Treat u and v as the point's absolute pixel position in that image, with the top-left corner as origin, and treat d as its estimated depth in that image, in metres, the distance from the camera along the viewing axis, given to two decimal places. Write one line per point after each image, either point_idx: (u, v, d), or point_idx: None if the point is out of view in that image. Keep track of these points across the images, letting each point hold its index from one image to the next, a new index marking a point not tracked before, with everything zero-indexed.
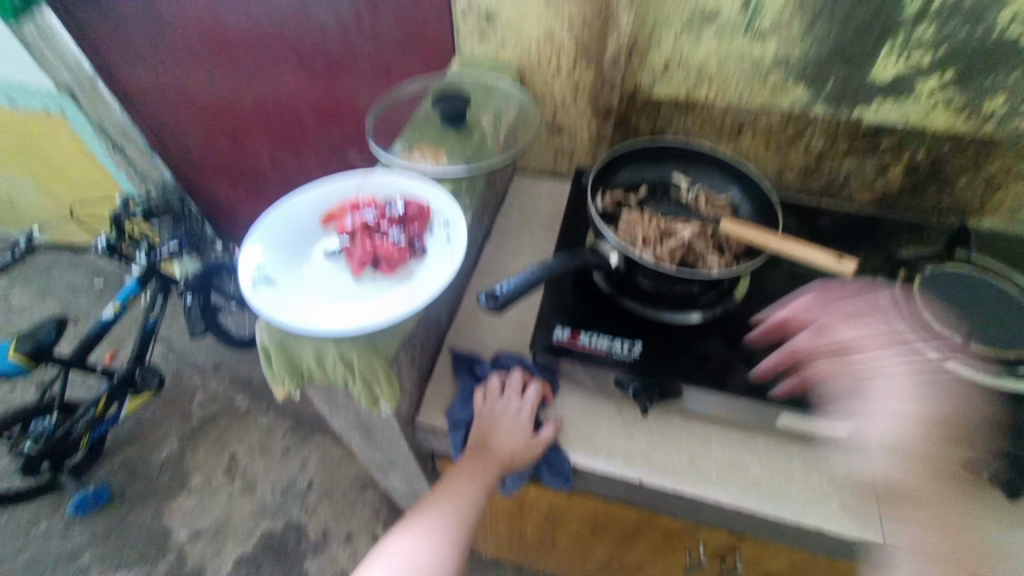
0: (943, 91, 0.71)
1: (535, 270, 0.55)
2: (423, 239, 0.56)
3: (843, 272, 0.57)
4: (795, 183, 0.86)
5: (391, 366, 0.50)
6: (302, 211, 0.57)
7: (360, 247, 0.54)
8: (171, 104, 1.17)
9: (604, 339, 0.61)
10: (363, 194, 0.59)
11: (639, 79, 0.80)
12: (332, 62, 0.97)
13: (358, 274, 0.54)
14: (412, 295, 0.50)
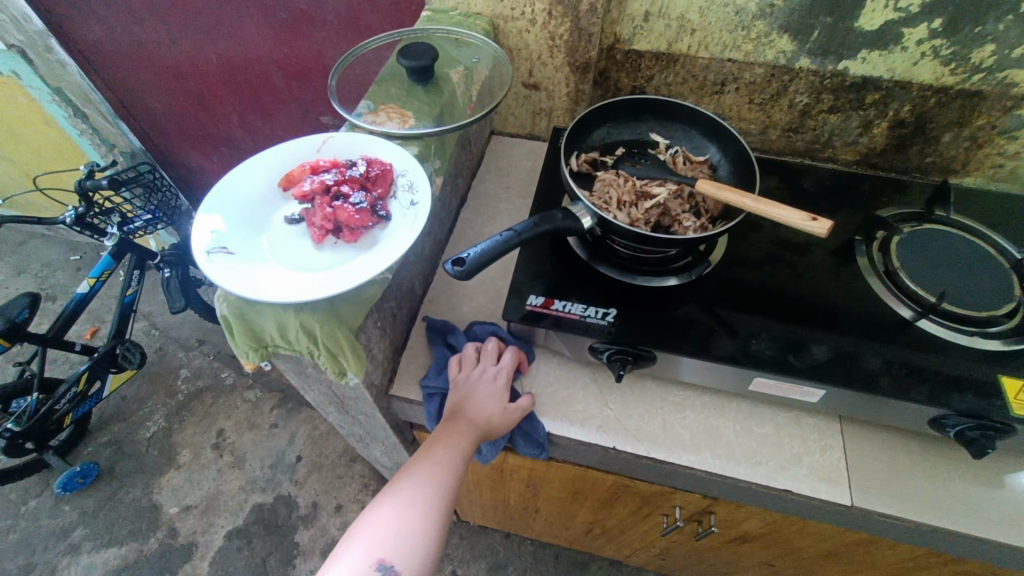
0: (932, 40, 0.68)
1: (503, 236, 0.51)
2: (387, 204, 0.50)
3: (817, 234, 0.52)
4: (779, 140, 0.85)
5: (357, 337, 0.47)
6: (260, 175, 0.51)
7: (320, 212, 0.48)
8: (129, 67, 1.11)
9: (578, 306, 0.60)
10: (324, 155, 0.52)
11: (618, 30, 0.76)
12: (296, 18, 0.91)
13: (318, 243, 0.48)
14: (375, 263, 0.45)
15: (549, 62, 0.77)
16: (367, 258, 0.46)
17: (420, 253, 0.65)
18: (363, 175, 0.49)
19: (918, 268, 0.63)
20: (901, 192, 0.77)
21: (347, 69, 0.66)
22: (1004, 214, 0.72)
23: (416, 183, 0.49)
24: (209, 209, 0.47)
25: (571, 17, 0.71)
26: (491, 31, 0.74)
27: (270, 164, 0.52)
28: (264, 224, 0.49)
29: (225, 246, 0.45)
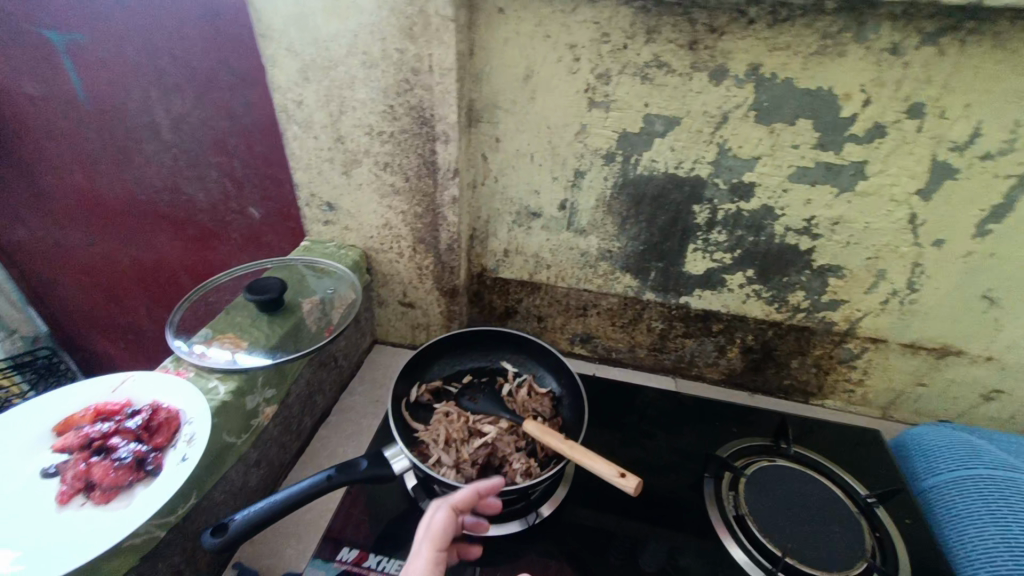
0: (751, 285, 0.76)
1: (277, 496, 0.52)
2: (161, 456, 0.52)
3: (628, 491, 0.53)
4: (649, 358, 0.89)
5: None
6: (40, 437, 0.53)
7: (82, 471, 0.50)
8: (51, 261, 1.19)
9: (393, 564, 0.58)
10: (113, 405, 0.56)
11: (483, 262, 0.84)
12: (204, 232, 1.00)
13: (61, 505, 0.47)
14: (107, 530, 0.45)
15: (420, 286, 0.83)
16: (112, 522, 0.46)
17: (240, 487, 0.61)
18: (139, 430, 0.53)
19: (764, 513, 0.63)
20: (747, 421, 0.80)
21: (208, 298, 0.72)
22: (846, 449, 0.75)
23: (196, 435, 0.53)
24: None
25: (432, 253, 0.78)
26: (363, 260, 0.81)
27: (38, 422, 0.55)
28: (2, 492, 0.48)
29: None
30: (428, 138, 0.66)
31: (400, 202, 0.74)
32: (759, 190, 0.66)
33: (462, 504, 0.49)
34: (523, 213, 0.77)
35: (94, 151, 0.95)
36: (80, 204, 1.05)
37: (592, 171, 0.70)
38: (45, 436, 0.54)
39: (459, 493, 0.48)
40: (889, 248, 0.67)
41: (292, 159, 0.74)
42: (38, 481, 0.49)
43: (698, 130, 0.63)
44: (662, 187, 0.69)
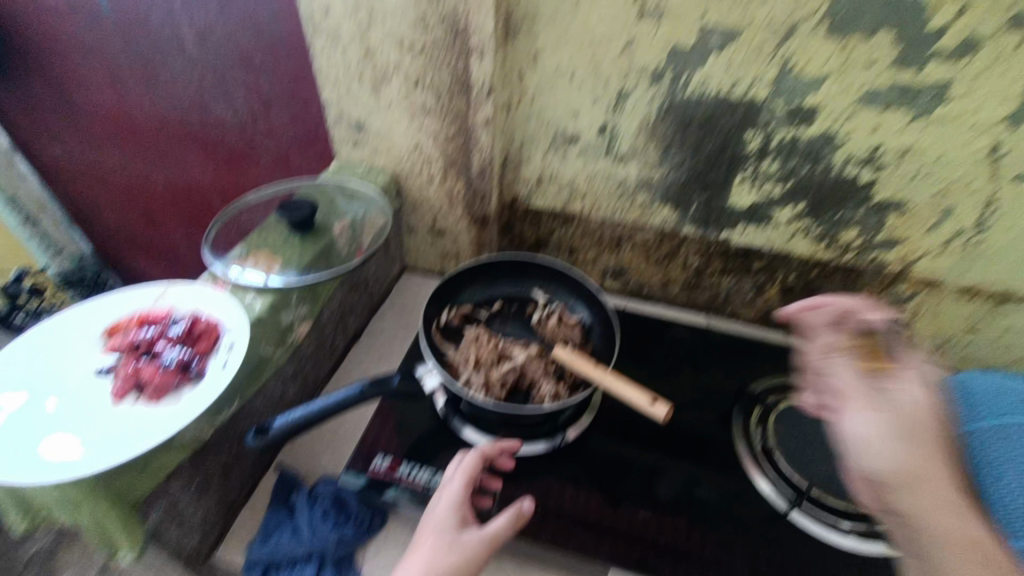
0: (800, 221, 0.71)
1: (319, 404, 0.54)
2: (205, 362, 0.55)
3: (656, 418, 0.56)
4: (681, 295, 0.87)
5: (140, 510, 0.48)
6: (91, 345, 0.56)
7: (131, 372, 0.53)
8: (90, 180, 1.21)
9: (425, 472, 0.61)
10: (156, 312, 0.59)
11: (516, 189, 0.81)
12: (234, 154, 0.99)
13: (116, 401, 0.51)
14: (161, 431, 0.48)
15: (450, 213, 0.81)
16: (164, 421, 0.49)
17: (279, 398, 0.64)
18: (182, 336, 0.55)
19: (791, 449, 0.64)
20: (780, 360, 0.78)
21: (241, 218, 0.72)
22: None
23: (236, 344, 0.55)
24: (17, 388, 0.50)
25: (463, 179, 0.76)
26: (393, 184, 0.79)
27: (87, 325, 0.57)
28: (63, 387, 0.51)
29: (2, 422, 0.46)
30: (461, 51, 0.61)
31: (431, 122, 0.70)
32: (822, 115, 0.60)
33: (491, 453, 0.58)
34: (559, 137, 0.72)
35: (120, 67, 0.93)
36: (112, 123, 1.05)
37: (637, 92, 0.64)
38: (96, 341, 0.56)
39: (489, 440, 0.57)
40: (961, 183, 0.61)
41: (320, 74, 0.70)
42: (94, 379, 0.52)
43: (760, 44, 0.57)
44: (713, 110, 0.63)
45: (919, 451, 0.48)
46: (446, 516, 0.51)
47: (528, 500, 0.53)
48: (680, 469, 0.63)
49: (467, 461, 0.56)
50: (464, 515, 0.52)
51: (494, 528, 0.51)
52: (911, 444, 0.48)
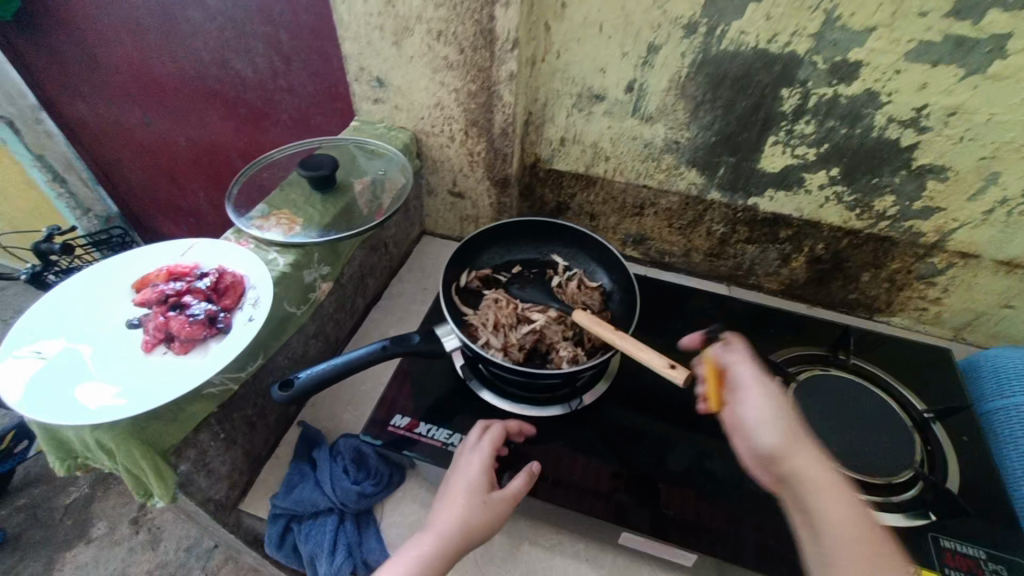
0: (834, 187, 0.68)
1: (339, 360, 0.54)
2: (231, 316, 0.55)
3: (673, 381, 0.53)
4: (703, 264, 0.85)
5: (171, 458, 0.50)
6: (122, 297, 0.57)
7: (158, 324, 0.53)
8: (113, 139, 1.22)
9: (443, 432, 0.62)
10: (183, 266, 0.59)
11: (538, 151, 0.79)
12: (254, 112, 0.98)
13: (148, 351, 0.52)
14: (191, 379, 0.48)
15: (470, 175, 0.80)
16: (192, 370, 0.50)
17: (301, 355, 0.65)
18: (209, 289, 0.56)
19: (813, 420, 0.62)
20: (804, 330, 0.77)
21: (263, 175, 0.72)
22: (905, 363, 0.72)
23: (261, 300, 0.56)
24: (53, 335, 0.51)
25: (485, 138, 0.74)
26: (413, 144, 0.78)
27: (118, 279, 0.58)
28: (97, 337, 0.52)
29: (40, 366, 0.47)
30: (487, 1, 0.59)
31: (454, 77, 0.68)
32: (865, 71, 0.57)
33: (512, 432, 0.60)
34: (585, 95, 0.70)
35: (140, 20, 0.92)
36: (133, 79, 1.04)
37: (668, 46, 0.61)
38: (127, 293, 0.57)
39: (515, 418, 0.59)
40: (1011, 146, 0.58)
41: (341, 26, 0.69)
42: (126, 331, 0.53)
43: None
44: (748, 66, 0.60)
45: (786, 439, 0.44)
46: (477, 476, 0.52)
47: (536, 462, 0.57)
48: (698, 437, 0.63)
49: (493, 431, 0.57)
50: (491, 477, 0.53)
51: (517, 488, 0.53)
52: (781, 402, 0.46)
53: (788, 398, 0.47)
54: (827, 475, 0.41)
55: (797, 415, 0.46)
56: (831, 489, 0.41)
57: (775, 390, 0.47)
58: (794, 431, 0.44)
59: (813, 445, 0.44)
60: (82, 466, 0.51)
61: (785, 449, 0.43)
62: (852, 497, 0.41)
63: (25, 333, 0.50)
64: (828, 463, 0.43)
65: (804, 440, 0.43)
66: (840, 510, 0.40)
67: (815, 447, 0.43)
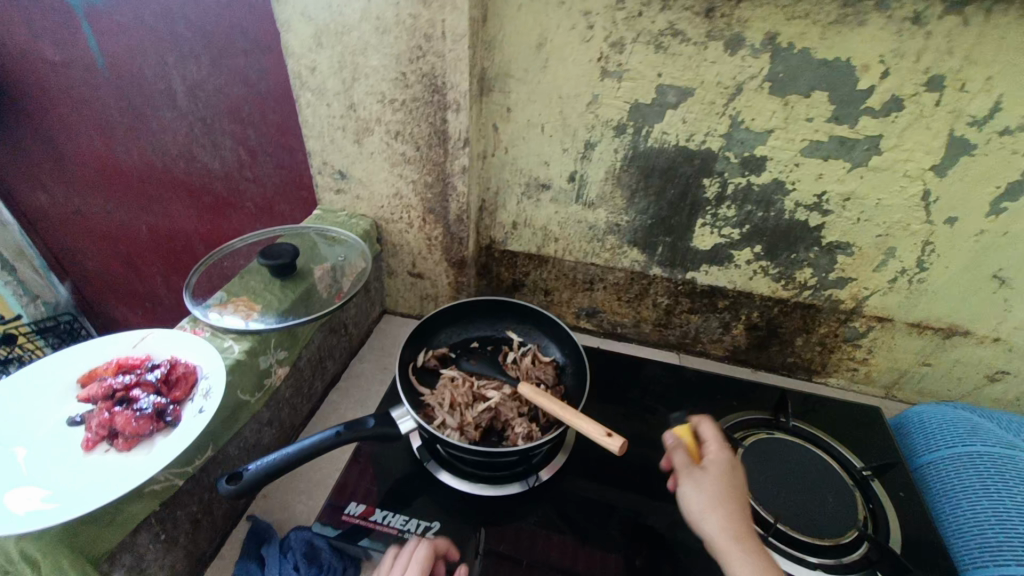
0: (759, 261, 0.76)
1: (289, 450, 0.54)
2: (180, 409, 0.55)
3: (611, 450, 0.54)
4: (653, 334, 0.90)
5: (106, 566, 0.47)
6: (65, 393, 0.56)
7: (101, 423, 0.52)
8: (71, 226, 1.22)
9: (399, 518, 0.61)
10: (134, 358, 0.59)
11: (493, 234, 0.85)
12: (218, 199, 1.01)
13: (88, 451, 0.51)
14: (127, 479, 0.47)
15: (429, 258, 0.84)
16: (132, 469, 0.48)
17: (254, 444, 0.64)
18: (159, 382, 0.55)
19: (761, 484, 0.65)
20: (749, 394, 0.81)
21: (223, 264, 0.74)
22: (842, 423, 0.77)
23: (212, 390, 0.55)
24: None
25: (441, 224, 0.79)
26: (373, 230, 0.82)
27: (62, 372, 0.57)
28: (34, 437, 0.51)
29: None
30: (439, 107, 0.66)
31: (411, 170, 0.74)
32: (770, 165, 0.66)
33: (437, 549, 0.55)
34: (532, 184, 0.77)
35: (111, 116, 0.96)
36: (98, 170, 1.07)
37: (603, 143, 0.69)
38: (72, 386, 0.56)
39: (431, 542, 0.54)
40: (899, 225, 0.67)
41: (306, 126, 0.74)
42: (66, 429, 0.52)
43: (711, 102, 0.63)
44: (672, 160, 0.69)
45: (704, 502, 0.50)
46: None
47: (463, 565, 0.55)
48: (655, 508, 0.64)
49: (420, 554, 0.53)
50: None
51: None
52: (703, 484, 0.52)
53: (713, 477, 0.52)
54: (732, 543, 0.48)
55: (728, 491, 0.51)
56: (736, 556, 0.47)
57: (697, 473, 0.53)
58: (712, 507, 0.50)
59: (733, 520, 0.49)
60: None
61: (704, 528, 0.49)
62: (762, 556, 0.47)
63: None
64: (739, 532, 0.48)
65: (715, 514, 0.49)
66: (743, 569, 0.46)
67: (728, 518, 0.49)
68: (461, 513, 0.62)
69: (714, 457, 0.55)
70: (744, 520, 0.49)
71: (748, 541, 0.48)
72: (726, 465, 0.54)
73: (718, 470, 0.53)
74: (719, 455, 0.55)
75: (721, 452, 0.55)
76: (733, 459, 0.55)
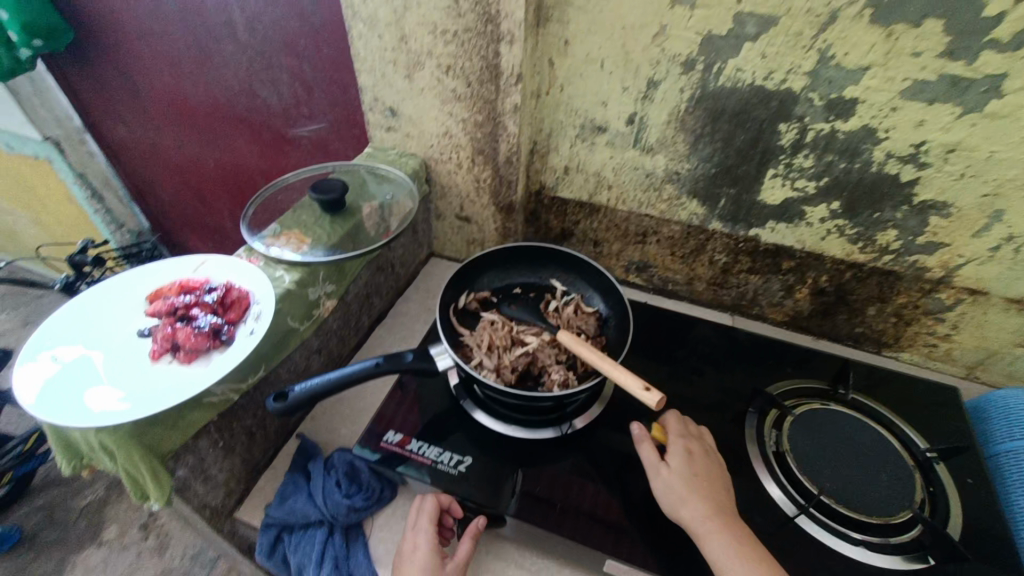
0: (835, 220, 0.68)
1: (332, 377, 0.56)
2: (234, 329, 0.58)
3: (648, 404, 0.53)
4: (706, 293, 0.85)
5: (171, 463, 0.52)
6: (135, 309, 0.60)
7: (164, 336, 0.56)
8: (148, 158, 1.30)
9: (433, 450, 0.63)
10: (194, 280, 0.63)
11: (543, 179, 0.81)
12: (277, 136, 1.03)
13: (154, 360, 0.55)
14: (186, 389, 0.51)
15: (477, 201, 0.83)
16: (192, 380, 0.52)
17: (303, 369, 0.68)
18: (216, 303, 0.59)
19: (809, 454, 0.61)
20: (808, 362, 0.76)
21: (278, 197, 0.76)
22: (911, 402, 0.70)
23: (263, 315, 0.58)
24: (73, 342, 0.55)
25: (490, 166, 0.77)
26: (422, 170, 0.81)
27: (134, 290, 0.62)
28: (110, 344, 0.56)
29: (57, 371, 0.51)
30: (491, 39, 0.62)
31: (461, 108, 0.71)
32: (861, 109, 0.58)
33: (444, 501, 0.59)
34: (588, 127, 0.72)
35: (177, 50, 0.98)
36: (169, 105, 1.11)
37: (668, 81, 0.63)
38: (141, 302, 0.61)
39: (438, 495, 0.59)
40: (1012, 184, 0.58)
41: (357, 60, 0.73)
42: (137, 340, 0.57)
43: (797, 33, 0.55)
44: (745, 102, 0.62)
45: (677, 489, 0.55)
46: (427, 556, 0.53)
47: (481, 516, 0.59)
48: None
49: (426, 511, 0.57)
50: (440, 550, 0.55)
51: (464, 550, 0.55)
52: (671, 474, 0.56)
53: (679, 470, 0.56)
54: (704, 528, 0.52)
55: (693, 475, 0.56)
56: (710, 536, 0.51)
57: (664, 472, 0.57)
58: (682, 495, 0.54)
59: (703, 501, 0.54)
60: (89, 466, 0.54)
61: (681, 514, 0.53)
62: (735, 532, 0.52)
63: (47, 338, 0.54)
64: (709, 515, 0.53)
65: (686, 504, 0.53)
66: (717, 546, 0.51)
67: (700, 501, 0.54)
68: (491, 453, 0.63)
69: (675, 445, 0.59)
70: (715, 500, 0.54)
71: (719, 525, 0.52)
72: (685, 454, 0.58)
73: (682, 458, 0.57)
74: (678, 447, 0.59)
75: (678, 443, 0.59)
76: (692, 446, 0.60)
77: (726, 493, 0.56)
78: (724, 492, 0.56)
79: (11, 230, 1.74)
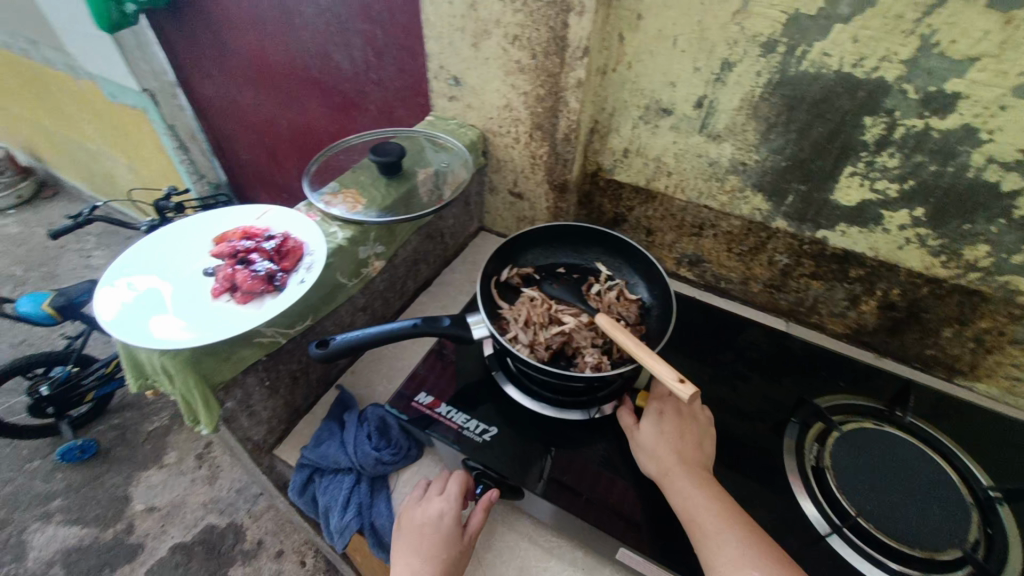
0: (917, 228, 0.62)
1: (372, 331, 0.58)
2: (287, 276, 0.61)
3: (681, 397, 0.50)
4: (761, 294, 0.81)
5: (220, 394, 0.56)
6: (203, 248, 0.64)
7: (226, 276, 0.60)
8: (230, 115, 1.38)
9: (461, 416, 0.64)
10: (256, 228, 0.67)
11: (600, 160, 0.80)
12: (347, 100, 1.06)
13: (215, 297, 0.58)
14: (239, 326, 0.54)
15: (531, 177, 0.82)
16: (245, 318, 0.56)
17: (348, 324, 0.71)
18: (273, 251, 0.62)
19: (851, 474, 0.58)
20: (865, 380, 0.70)
21: (340, 158, 0.79)
22: (981, 437, 0.64)
23: (314, 265, 0.61)
24: (147, 273, 0.59)
25: (548, 142, 0.76)
26: (480, 142, 0.81)
27: (203, 232, 0.67)
28: (178, 278, 0.60)
29: (132, 297, 0.56)
30: (561, 9, 0.61)
31: (524, 81, 0.71)
32: (963, 105, 0.52)
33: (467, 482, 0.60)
34: (653, 108, 0.70)
35: (262, 11, 1.03)
36: (251, 65, 1.17)
37: (744, 63, 0.60)
38: (208, 243, 0.65)
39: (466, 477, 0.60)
40: None
41: (427, 26, 0.73)
42: (201, 277, 0.61)
43: (897, 16, 0.50)
44: (829, 90, 0.57)
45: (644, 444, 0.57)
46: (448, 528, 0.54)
47: (495, 489, 0.59)
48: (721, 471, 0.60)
49: (455, 487, 0.59)
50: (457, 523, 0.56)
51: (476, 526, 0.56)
52: (640, 434, 0.59)
53: (648, 432, 0.58)
54: (667, 477, 0.54)
55: (660, 433, 0.58)
56: (671, 479, 0.54)
57: (635, 434, 0.59)
58: (650, 451, 0.57)
59: (668, 450, 0.56)
60: (151, 387, 0.59)
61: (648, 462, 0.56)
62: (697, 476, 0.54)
63: (126, 267, 0.59)
64: (673, 464, 0.55)
65: (649, 455, 0.56)
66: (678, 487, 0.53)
67: (664, 452, 0.56)
68: (518, 426, 0.64)
69: (650, 408, 0.61)
70: (680, 451, 0.56)
71: (682, 469, 0.54)
72: (659, 413, 0.60)
73: (653, 420, 0.59)
74: (652, 409, 0.61)
75: (655, 405, 0.61)
76: (668, 406, 0.61)
77: (698, 446, 0.57)
78: (693, 443, 0.57)
79: (110, 174, 1.91)
